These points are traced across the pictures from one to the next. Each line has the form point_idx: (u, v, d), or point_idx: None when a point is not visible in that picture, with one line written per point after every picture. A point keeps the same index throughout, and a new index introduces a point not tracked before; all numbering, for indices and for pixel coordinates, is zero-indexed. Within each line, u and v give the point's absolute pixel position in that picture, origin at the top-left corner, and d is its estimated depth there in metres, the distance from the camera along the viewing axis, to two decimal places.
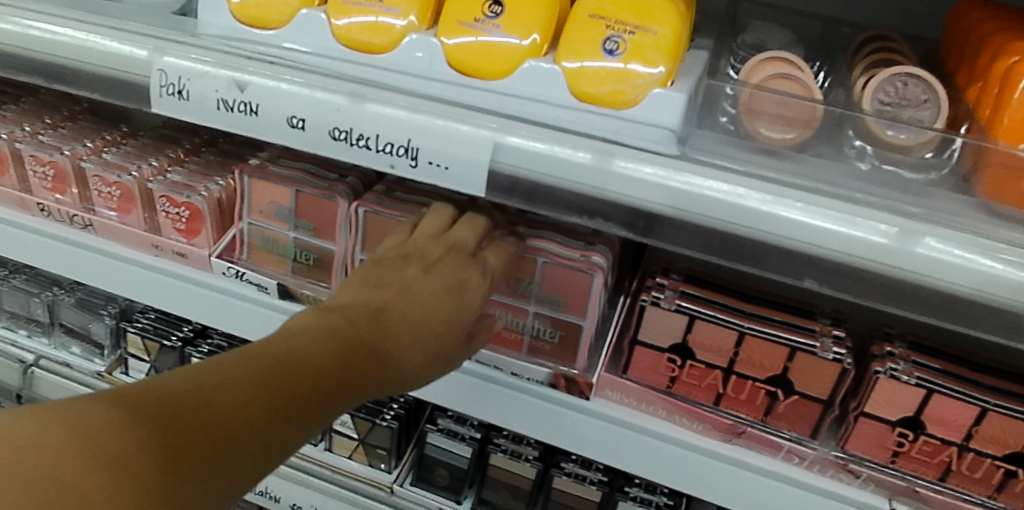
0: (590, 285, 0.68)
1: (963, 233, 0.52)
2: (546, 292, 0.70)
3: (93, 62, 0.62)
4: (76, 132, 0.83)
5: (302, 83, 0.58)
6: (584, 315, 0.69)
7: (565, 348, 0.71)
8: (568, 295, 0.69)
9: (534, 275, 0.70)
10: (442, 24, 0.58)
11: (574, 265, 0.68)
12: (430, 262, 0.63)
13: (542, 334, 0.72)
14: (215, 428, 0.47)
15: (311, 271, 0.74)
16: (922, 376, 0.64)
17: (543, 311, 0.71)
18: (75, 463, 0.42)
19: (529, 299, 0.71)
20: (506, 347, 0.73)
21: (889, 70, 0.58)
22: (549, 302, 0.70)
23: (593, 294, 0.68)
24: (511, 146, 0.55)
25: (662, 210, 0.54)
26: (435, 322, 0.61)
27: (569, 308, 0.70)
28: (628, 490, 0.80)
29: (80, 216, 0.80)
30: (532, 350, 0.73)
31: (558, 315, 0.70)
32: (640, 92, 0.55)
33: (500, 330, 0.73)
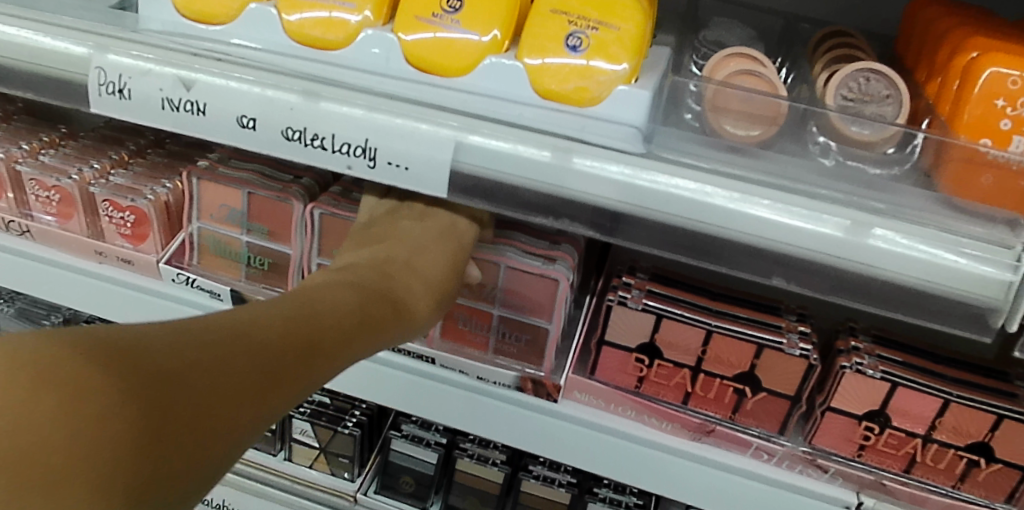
0: (557, 292, 0.67)
1: (927, 228, 0.51)
2: (511, 295, 0.69)
3: (27, 60, 0.58)
4: (10, 133, 0.77)
5: (253, 80, 0.56)
6: (550, 319, 0.68)
7: (529, 352, 0.71)
8: (534, 300, 0.68)
9: (499, 281, 0.69)
10: (399, 19, 0.56)
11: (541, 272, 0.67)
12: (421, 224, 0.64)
13: (508, 338, 0.71)
14: (223, 376, 0.42)
15: (265, 277, 0.72)
16: (886, 370, 0.65)
17: (508, 315, 0.70)
18: (68, 438, 0.35)
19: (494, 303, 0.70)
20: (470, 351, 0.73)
21: (850, 67, 0.58)
22: (515, 307, 0.69)
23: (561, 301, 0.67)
24: (473, 146, 0.54)
25: (623, 208, 0.53)
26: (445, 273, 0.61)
27: (535, 311, 0.69)
28: (597, 491, 0.80)
29: (17, 222, 0.75)
30: (496, 354, 0.72)
31: (524, 320, 0.70)
32: (605, 88, 0.54)
33: (465, 333, 0.73)
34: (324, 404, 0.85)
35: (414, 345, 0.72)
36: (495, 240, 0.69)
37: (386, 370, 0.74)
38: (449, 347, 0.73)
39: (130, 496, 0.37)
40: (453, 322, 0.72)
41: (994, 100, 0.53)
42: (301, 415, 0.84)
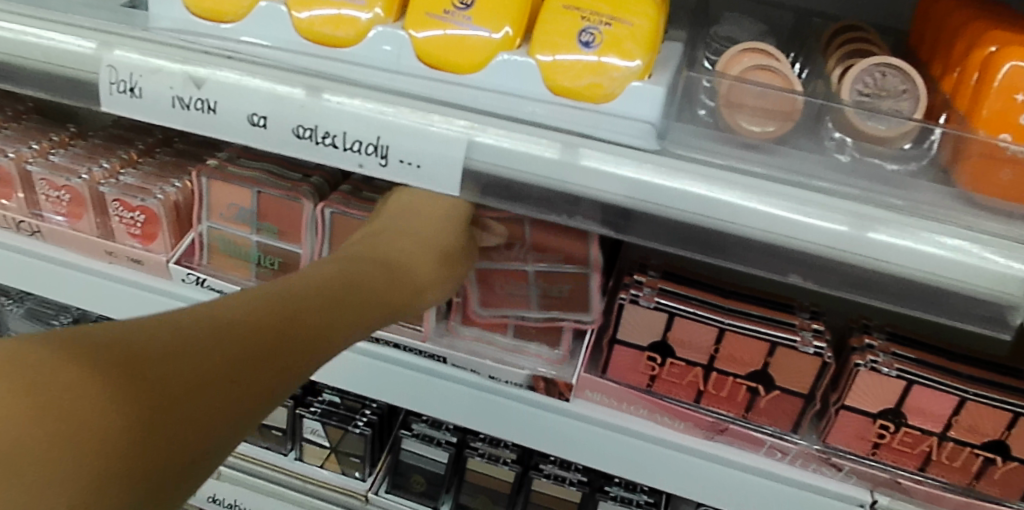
0: (591, 239, 0.67)
1: (945, 224, 0.51)
2: (546, 253, 0.69)
3: (39, 59, 0.58)
4: (21, 133, 0.77)
5: (265, 79, 0.55)
6: (589, 263, 0.68)
7: (569, 305, 0.69)
8: (570, 253, 0.68)
9: (534, 238, 0.69)
10: (411, 16, 0.55)
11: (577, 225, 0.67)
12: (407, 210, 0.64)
13: (545, 297, 0.70)
14: (218, 361, 0.43)
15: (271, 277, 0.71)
16: (901, 368, 0.64)
17: (544, 271, 0.69)
18: (65, 456, 0.35)
19: (531, 263, 0.70)
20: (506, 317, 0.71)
21: (866, 61, 0.57)
22: (551, 262, 0.69)
23: (596, 249, 0.67)
24: (485, 144, 0.53)
25: (634, 206, 0.53)
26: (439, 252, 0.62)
27: (570, 259, 0.68)
28: (608, 490, 0.80)
29: (27, 222, 0.75)
30: (533, 314, 0.70)
31: (561, 273, 0.69)
32: (618, 84, 0.53)
33: (505, 297, 0.71)
34: (335, 404, 0.84)
35: (424, 343, 0.71)
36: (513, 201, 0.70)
37: (396, 368, 0.73)
38: (493, 313, 0.71)
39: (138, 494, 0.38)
40: (492, 290, 0.71)
41: (1014, 94, 0.52)
42: (312, 415, 0.83)
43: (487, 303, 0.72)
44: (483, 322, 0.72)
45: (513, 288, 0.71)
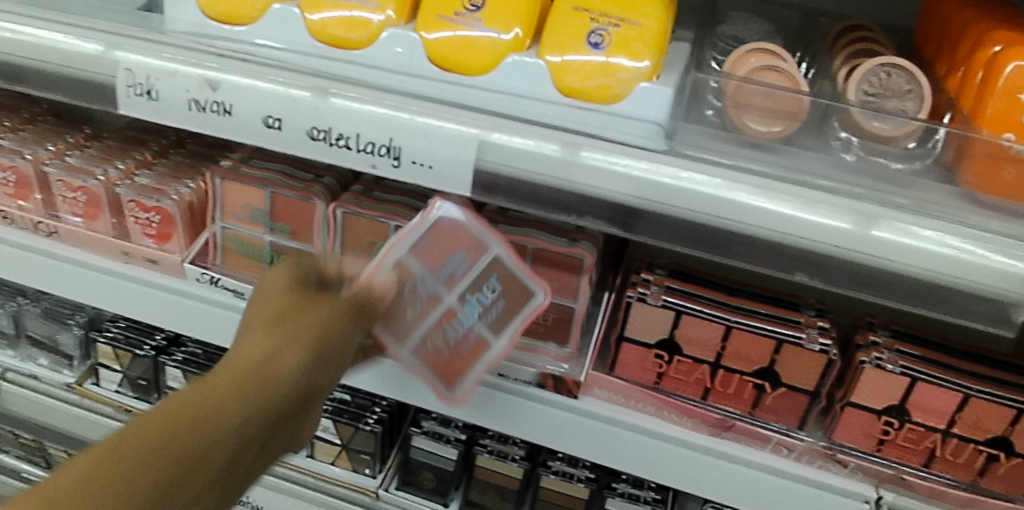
0: (461, 218, 0.62)
1: (948, 223, 0.52)
2: (442, 259, 0.63)
3: (58, 62, 0.59)
4: (37, 135, 0.78)
5: (280, 81, 0.56)
6: (488, 246, 0.62)
7: (510, 302, 0.63)
8: (456, 242, 0.62)
9: (422, 265, 0.62)
10: (422, 18, 0.56)
11: (436, 216, 0.62)
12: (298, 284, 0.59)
13: (484, 308, 0.63)
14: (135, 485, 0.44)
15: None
16: (906, 364, 0.65)
17: (456, 280, 0.63)
18: None
19: (447, 284, 0.63)
20: (482, 356, 0.64)
21: (872, 61, 0.58)
22: (452, 267, 0.63)
23: (474, 220, 0.62)
24: (495, 144, 0.54)
25: (637, 205, 0.53)
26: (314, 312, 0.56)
27: (473, 253, 0.62)
28: (616, 486, 0.81)
29: (44, 223, 0.76)
30: (491, 331, 0.64)
31: (471, 272, 0.63)
32: (626, 85, 0.54)
33: (456, 354, 0.65)
34: (346, 401, 0.85)
35: None
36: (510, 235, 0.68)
37: None
38: (464, 380, 0.65)
39: None
40: (443, 355, 0.65)
41: (1018, 93, 0.53)
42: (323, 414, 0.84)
43: (459, 365, 0.65)
44: (471, 381, 0.65)
45: (460, 326, 0.64)
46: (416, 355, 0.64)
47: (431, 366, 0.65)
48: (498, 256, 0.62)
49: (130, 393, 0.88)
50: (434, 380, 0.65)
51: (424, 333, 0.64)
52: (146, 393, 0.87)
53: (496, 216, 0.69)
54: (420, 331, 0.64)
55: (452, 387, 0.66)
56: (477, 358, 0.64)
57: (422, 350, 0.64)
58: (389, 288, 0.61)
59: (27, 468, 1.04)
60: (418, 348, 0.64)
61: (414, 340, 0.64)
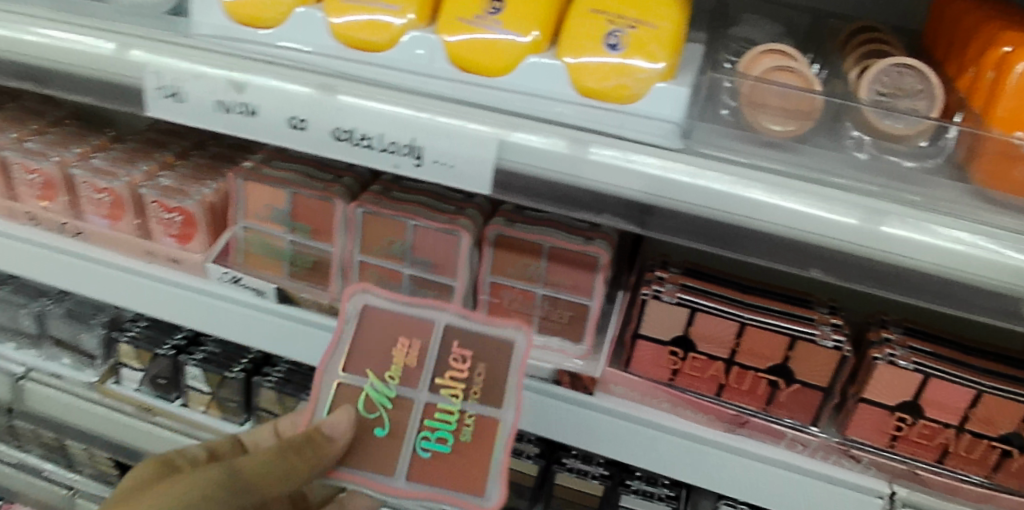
0: (380, 299, 0.61)
1: (962, 220, 0.53)
2: (383, 356, 0.60)
3: (88, 66, 0.60)
4: (62, 138, 0.80)
5: (305, 83, 0.58)
6: (426, 324, 0.61)
7: (490, 359, 0.60)
8: (389, 328, 0.61)
9: (360, 375, 0.59)
10: (442, 22, 0.58)
11: (354, 316, 0.61)
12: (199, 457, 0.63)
13: (461, 385, 0.59)
14: None
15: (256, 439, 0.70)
16: (918, 361, 0.66)
17: (415, 371, 0.60)
18: None
19: (409, 383, 0.59)
20: (495, 441, 0.58)
21: (884, 61, 0.59)
22: (398, 355, 0.60)
23: (395, 298, 0.62)
24: (516, 143, 0.55)
25: (647, 200, 0.55)
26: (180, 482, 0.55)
27: (416, 335, 0.60)
28: (629, 484, 0.82)
29: (71, 224, 0.77)
30: (485, 408, 0.59)
31: (422, 356, 0.60)
32: (643, 85, 0.55)
33: (445, 460, 0.58)
34: None
35: None
36: (532, 223, 0.70)
37: None
38: (481, 475, 0.58)
39: None
40: (433, 465, 0.58)
41: None
42: None
43: (479, 467, 0.58)
44: (501, 474, 0.57)
45: (442, 423, 0.58)
46: (417, 481, 0.57)
47: (429, 487, 0.57)
48: (448, 316, 0.61)
49: (151, 392, 0.89)
50: (457, 497, 0.57)
51: (412, 454, 0.58)
52: (166, 392, 0.88)
53: (513, 215, 0.71)
54: (406, 454, 0.58)
55: (479, 494, 0.57)
56: (491, 444, 0.58)
57: (416, 471, 0.57)
58: (343, 424, 0.57)
59: (48, 466, 1.05)
60: (414, 475, 0.57)
61: (405, 470, 0.58)
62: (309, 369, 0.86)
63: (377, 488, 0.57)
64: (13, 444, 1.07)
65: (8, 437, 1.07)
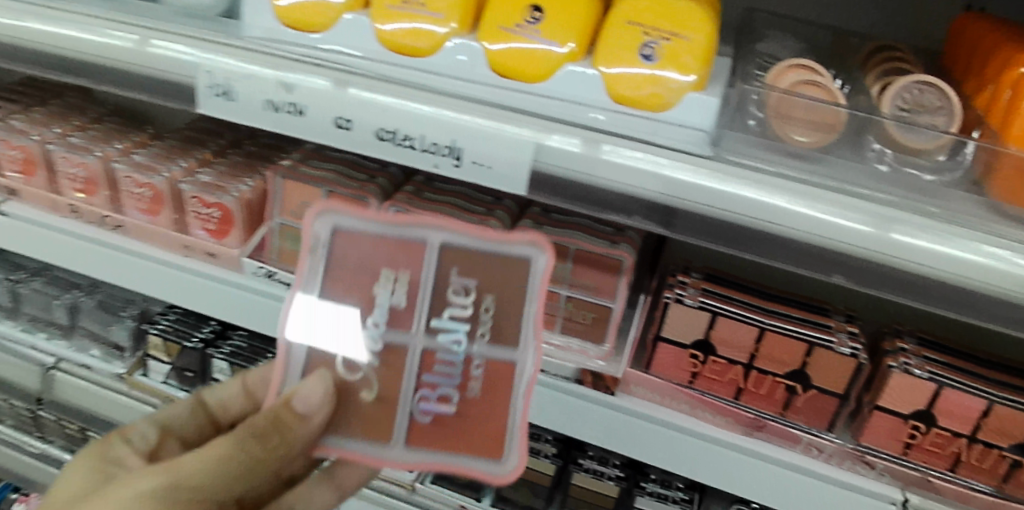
0: (352, 223, 0.54)
1: (978, 232, 0.55)
2: (364, 292, 0.53)
3: (143, 65, 0.63)
4: (105, 134, 0.83)
5: (352, 84, 0.60)
6: (414, 254, 0.54)
7: (498, 292, 0.54)
8: (368, 259, 0.54)
9: (335, 318, 0.54)
10: (484, 29, 0.60)
11: (322, 247, 0.54)
12: (152, 442, 0.60)
13: (465, 328, 0.53)
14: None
15: (227, 402, 0.65)
16: (933, 370, 0.68)
17: (406, 311, 0.54)
18: None
19: (401, 327, 0.53)
20: (513, 387, 0.54)
21: (906, 78, 0.61)
22: (380, 292, 0.53)
23: (372, 216, 0.54)
24: (552, 147, 0.58)
25: (666, 201, 0.57)
26: (119, 491, 0.50)
27: (404, 269, 0.54)
28: (645, 486, 0.84)
29: (110, 217, 0.80)
30: (495, 353, 0.54)
31: (414, 290, 0.54)
32: (676, 95, 0.58)
33: (449, 419, 0.54)
34: None
35: None
36: (560, 225, 0.72)
37: None
38: (494, 431, 0.54)
39: None
40: (436, 424, 0.54)
41: None
42: None
43: (495, 426, 0.54)
44: (521, 431, 0.54)
45: (444, 375, 0.54)
46: (418, 446, 0.54)
47: (436, 448, 0.54)
48: (441, 237, 0.54)
49: (178, 386, 0.91)
50: (474, 459, 0.54)
51: (411, 415, 0.54)
52: (193, 385, 0.89)
53: (540, 217, 0.73)
54: (403, 417, 0.54)
55: (498, 455, 0.54)
56: (508, 396, 0.54)
57: (418, 433, 0.54)
58: (319, 391, 0.52)
59: None
60: (412, 437, 0.54)
61: (404, 433, 0.54)
62: None
63: (377, 458, 0.54)
64: (37, 436, 1.08)
65: (31, 429, 1.08)
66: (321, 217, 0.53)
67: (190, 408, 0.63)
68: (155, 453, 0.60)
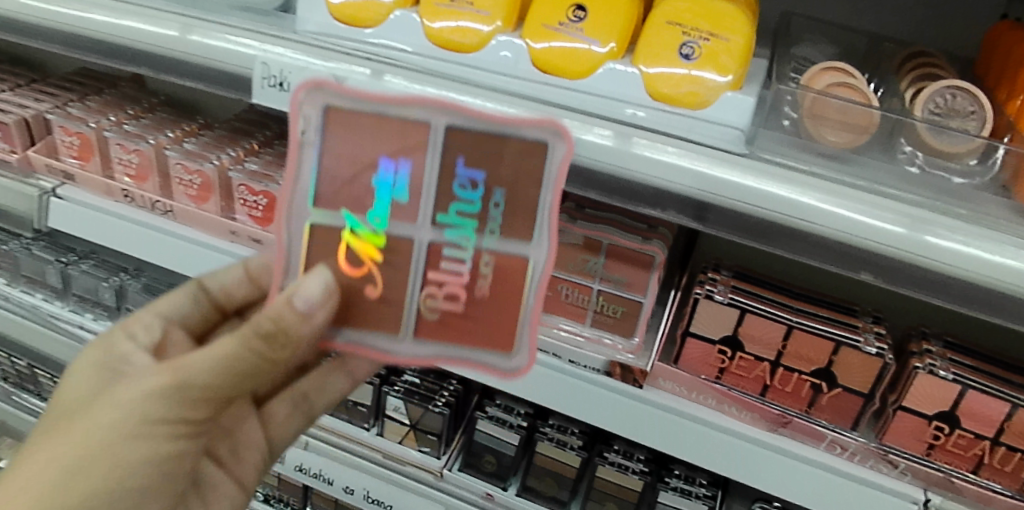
0: (348, 107, 0.52)
1: (1006, 235, 0.56)
2: (364, 183, 0.53)
3: (201, 55, 0.66)
4: (157, 123, 0.87)
5: (401, 77, 0.63)
6: (415, 142, 0.53)
7: (506, 183, 0.53)
8: (367, 145, 0.53)
9: (333, 209, 0.53)
10: (529, 27, 0.63)
11: (317, 133, 0.52)
12: (157, 334, 0.62)
13: (471, 222, 0.54)
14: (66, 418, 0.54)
15: (228, 288, 0.67)
16: (958, 372, 0.69)
17: (411, 205, 0.53)
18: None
19: (405, 220, 0.54)
20: (524, 281, 0.54)
21: (938, 83, 0.63)
22: (381, 182, 0.53)
23: (368, 98, 0.52)
24: (589, 142, 0.60)
25: (696, 195, 0.59)
26: (130, 388, 0.54)
27: (404, 158, 0.53)
28: (669, 481, 0.85)
29: (161, 202, 0.83)
30: (504, 247, 0.54)
31: (418, 180, 0.53)
32: (713, 94, 0.60)
33: (459, 315, 0.55)
34: (417, 384, 0.92)
35: None
36: (594, 220, 0.75)
37: None
38: (506, 326, 0.55)
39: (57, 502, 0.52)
40: (444, 319, 0.55)
41: None
42: (396, 393, 0.91)
43: (506, 321, 0.55)
44: (531, 326, 0.55)
45: (451, 271, 0.54)
46: (426, 340, 0.55)
47: (445, 341, 0.55)
48: (444, 122, 0.52)
49: None
50: (485, 353, 0.55)
51: (419, 311, 0.55)
52: None
53: (575, 212, 0.76)
54: (411, 311, 0.55)
55: (508, 350, 0.56)
56: (519, 290, 0.54)
57: (427, 329, 0.55)
58: (320, 288, 0.52)
59: None
60: (421, 331, 0.55)
61: (412, 326, 0.55)
62: None
63: (386, 349, 0.55)
64: None
65: None
66: (313, 99, 0.52)
67: (189, 296, 0.66)
68: (161, 341, 0.62)
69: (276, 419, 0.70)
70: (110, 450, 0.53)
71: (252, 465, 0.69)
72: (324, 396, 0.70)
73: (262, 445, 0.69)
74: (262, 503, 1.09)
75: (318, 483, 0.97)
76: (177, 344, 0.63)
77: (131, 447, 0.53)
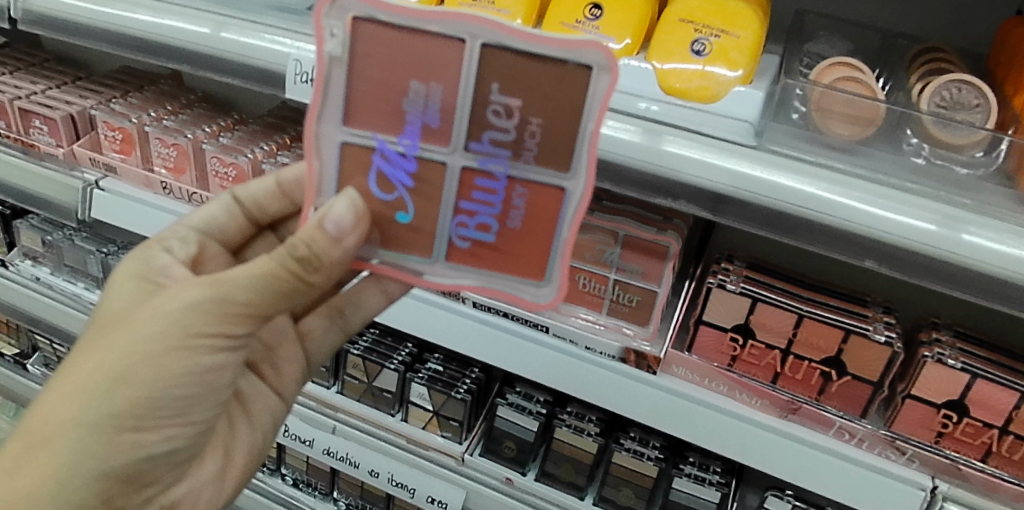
0: (378, 22, 0.52)
1: (1009, 224, 0.58)
2: (397, 106, 0.54)
3: (238, 52, 0.70)
4: (195, 118, 0.91)
5: None
6: (450, 64, 0.53)
7: (543, 113, 0.53)
8: (397, 64, 0.53)
9: (365, 128, 0.55)
10: (548, 25, 0.67)
11: (348, 49, 0.53)
12: (193, 247, 0.65)
13: (505, 151, 0.54)
14: (104, 336, 0.57)
15: (262, 201, 0.69)
16: (966, 361, 0.71)
17: (444, 128, 0.54)
18: (49, 418, 0.56)
19: (441, 142, 0.54)
20: (558, 214, 0.55)
21: (943, 78, 0.65)
22: (411, 106, 0.54)
23: (398, 13, 0.52)
24: (604, 135, 0.63)
25: (734, 193, 0.61)
26: (170, 302, 0.56)
27: (437, 78, 0.53)
28: (683, 467, 0.87)
29: (198, 194, 0.88)
30: (538, 179, 0.54)
31: (451, 105, 0.53)
32: (724, 88, 0.63)
33: (492, 245, 0.57)
34: (439, 371, 0.95)
35: (531, 313, 0.82)
36: (612, 213, 0.77)
37: (507, 334, 0.83)
38: (538, 258, 0.56)
39: (109, 413, 0.56)
40: (476, 248, 0.57)
41: None
42: (420, 379, 0.94)
43: (538, 254, 0.56)
44: (562, 259, 0.56)
45: (484, 200, 0.55)
46: (457, 266, 0.57)
47: (476, 269, 0.57)
48: (479, 42, 0.52)
49: None
50: (516, 283, 0.57)
51: (451, 238, 0.57)
52: None
53: (593, 204, 0.78)
54: (443, 238, 0.57)
55: (538, 282, 0.57)
56: (552, 223, 0.55)
57: (459, 255, 0.57)
58: (348, 209, 0.54)
59: None
60: (453, 257, 0.57)
61: (445, 252, 0.57)
62: (391, 340, 0.99)
63: (420, 270, 0.58)
64: None
65: None
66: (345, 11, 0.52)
67: (225, 210, 0.68)
68: (198, 254, 0.65)
69: (314, 333, 0.72)
70: (153, 360, 0.56)
71: (293, 382, 0.72)
72: (358, 314, 0.71)
73: (302, 361, 0.72)
74: (291, 486, 1.14)
75: (345, 466, 1.00)
76: (213, 257, 0.67)
77: (172, 359, 0.56)
